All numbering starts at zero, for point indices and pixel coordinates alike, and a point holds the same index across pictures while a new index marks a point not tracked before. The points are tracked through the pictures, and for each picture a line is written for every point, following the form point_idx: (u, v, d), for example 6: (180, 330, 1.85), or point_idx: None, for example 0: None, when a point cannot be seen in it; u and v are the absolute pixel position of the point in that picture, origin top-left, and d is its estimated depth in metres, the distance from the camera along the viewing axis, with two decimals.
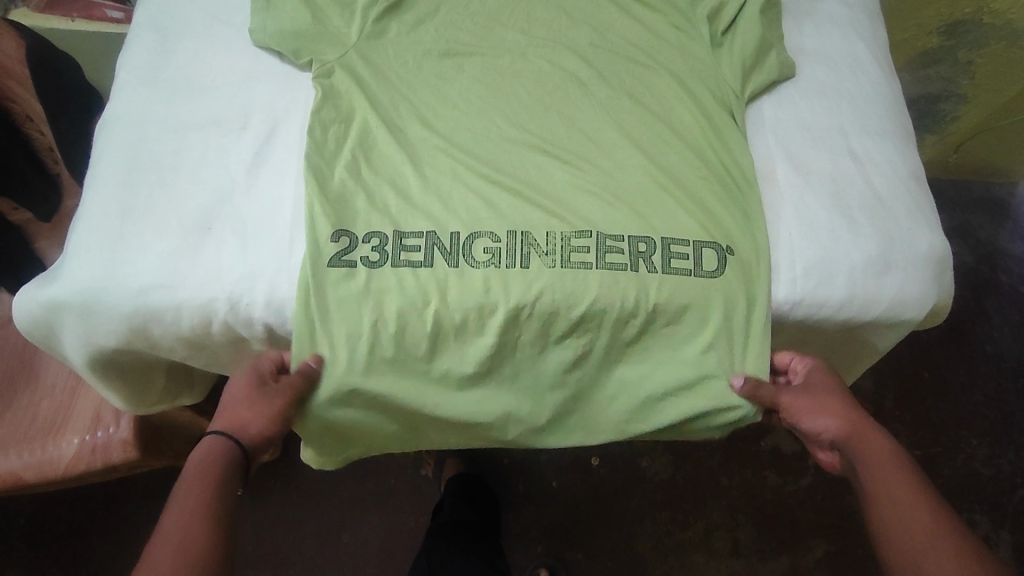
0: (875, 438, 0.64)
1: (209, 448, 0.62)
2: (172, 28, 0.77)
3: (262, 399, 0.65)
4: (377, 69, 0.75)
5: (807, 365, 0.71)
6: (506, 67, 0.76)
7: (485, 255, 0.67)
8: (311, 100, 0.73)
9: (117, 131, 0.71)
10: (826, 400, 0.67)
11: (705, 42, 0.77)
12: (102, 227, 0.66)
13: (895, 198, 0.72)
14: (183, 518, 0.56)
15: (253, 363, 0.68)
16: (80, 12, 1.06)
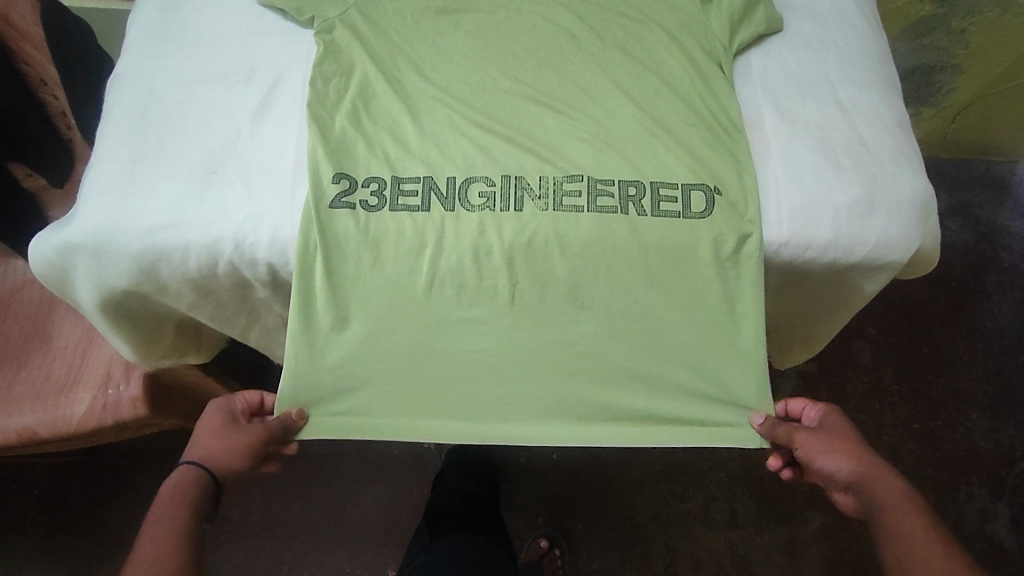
0: (893, 488, 0.64)
1: (177, 480, 0.63)
2: None
3: (234, 431, 0.67)
4: (376, 25, 0.78)
5: (819, 408, 0.72)
6: (502, 23, 0.79)
7: (480, 199, 0.69)
8: (313, 54, 0.76)
9: (128, 83, 0.74)
10: (841, 440, 0.67)
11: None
12: (114, 173, 0.69)
13: (882, 145, 0.73)
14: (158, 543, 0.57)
15: (229, 404, 0.70)
16: None
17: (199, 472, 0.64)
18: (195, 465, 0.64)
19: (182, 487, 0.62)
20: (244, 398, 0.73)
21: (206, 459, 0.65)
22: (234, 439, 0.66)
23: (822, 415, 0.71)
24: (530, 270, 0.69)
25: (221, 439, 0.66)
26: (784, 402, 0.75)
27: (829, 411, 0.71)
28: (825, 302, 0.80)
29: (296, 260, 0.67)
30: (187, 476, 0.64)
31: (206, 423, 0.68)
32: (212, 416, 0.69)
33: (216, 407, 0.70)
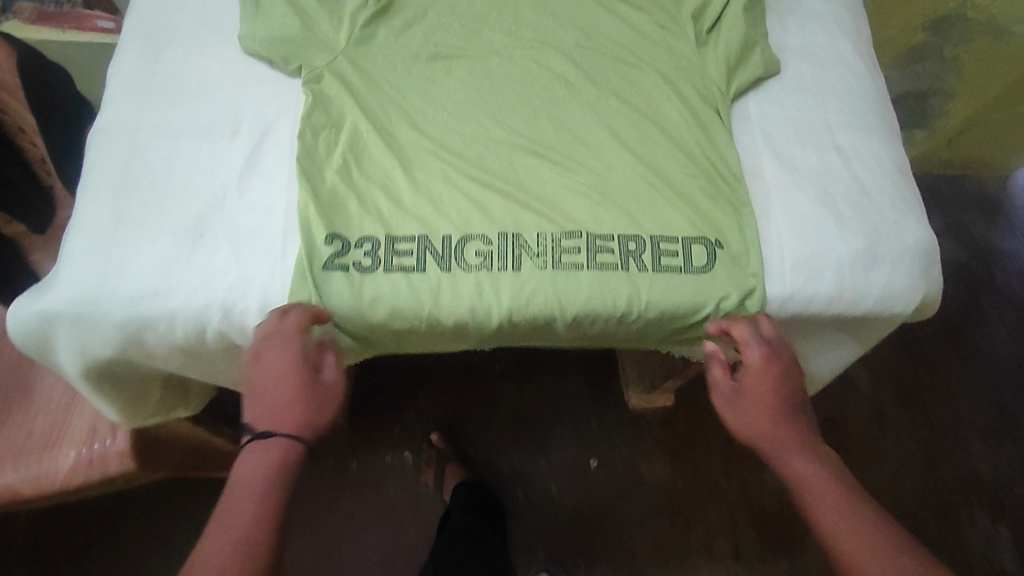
0: (806, 458, 0.60)
1: (261, 451, 0.55)
2: (161, 34, 0.77)
3: (313, 385, 0.60)
4: (366, 74, 0.76)
5: (745, 344, 0.64)
6: (495, 70, 0.77)
7: (477, 258, 0.67)
8: (301, 105, 0.74)
9: (110, 139, 0.71)
10: (736, 417, 0.64)
11: (689, 42, 0.79)
12: (96, 236, 0.66)
13: (882, 193, 0.72)
14: (239, 543, 0.50)
15: (295, 344, 0.60)
16: (70, 24, 1.13)
17: (295, 446, 0.57)
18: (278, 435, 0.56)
19: (269, 467, 0.55)
20: (293, 318, 0.61)
21: (298, 422, 0.57)
22: (321, 408, 0.59)
23: (745, 361, 0.64)
24: (529, 328, 0.68)
25: (301, 403, 0.58)
26: (716, 326, 0.66)
27: (752, 356, 0.64)
28: (795, 375, 0.81)
29: None
30: (275, 448, 0.56)
31: (275, 369, 0.59)
32: (283, 364, 0.59)
33: (286, 338, 0.60)
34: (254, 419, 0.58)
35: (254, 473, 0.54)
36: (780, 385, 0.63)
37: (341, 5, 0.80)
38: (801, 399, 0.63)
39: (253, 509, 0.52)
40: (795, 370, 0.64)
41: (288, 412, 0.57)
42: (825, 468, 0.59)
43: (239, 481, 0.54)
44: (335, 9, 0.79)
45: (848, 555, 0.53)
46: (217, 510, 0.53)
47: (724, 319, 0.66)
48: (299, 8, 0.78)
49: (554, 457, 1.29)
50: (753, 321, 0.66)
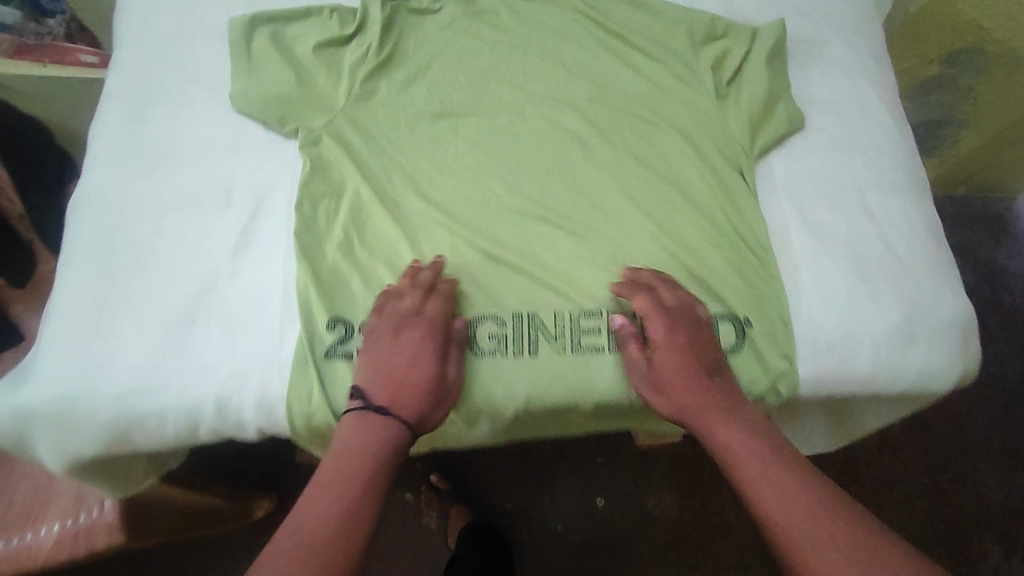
0: (734, 426, 0.57)
1: (371, 424, 0.56)
2: (146, 92, 0.72)
3: (438, 374, 0.59)
4: (367, 134, 0.71)
5: (649, 313, 0.61)
6: (504, 128, 0.73)
7: (490, 341, 0.63)
8: (298, 171, 0.69)
9: (91, 212, 0.66)
10: (656, 398, 0.60)
11: (709, 96, 0.75)
12: (78, 324, 0.61)
13: (916, 260, 0.69)
14: (345, 504, 0.52)
15: (433, 326, 0.60)
16: (52, 57, 1.07)
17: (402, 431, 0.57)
18: (395, 416, 0.57)
19: (383, 442, 0.55)
20: (436, 296, 0.62)
21: (413, 407, 0.58)
22: (435, 401, 0.59)
23: (653, 334, 0.61)
24: (547, 414, 0.64)
25: (419, 390, 0.58)
26: (619, 292, 0.63)
27: (658, 325, 0.61)
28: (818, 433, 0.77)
29: (287, 420, 0.60)
30: (382, 424, 0.56)
31: (408, 350, 0.59)
32: (418, 350, 0.59)
33: (423, 320, 0.60)
34: (370, 389, 0.58)
35: (371, 441, 0.55)
36: (695, 350, 0.60)
37: (340, 59, 0.75)
38: (717, 361, 0.61)
39: (367, 474, 0.53)
40: (706, 331, 0.62)
41: (408, 397, 0.58)
42: (753, 432, 0.57)
43: (351, 443, 0.55)
44: (333, 64, 0.74)
45: (790, 527, 0.51)
46: (329, 467, 0.54)
47: (623, 287, 0.63)
48: (296, 63, 0.74)
49: (558, 492, 1.24)
50: (656, 285, 0.63)
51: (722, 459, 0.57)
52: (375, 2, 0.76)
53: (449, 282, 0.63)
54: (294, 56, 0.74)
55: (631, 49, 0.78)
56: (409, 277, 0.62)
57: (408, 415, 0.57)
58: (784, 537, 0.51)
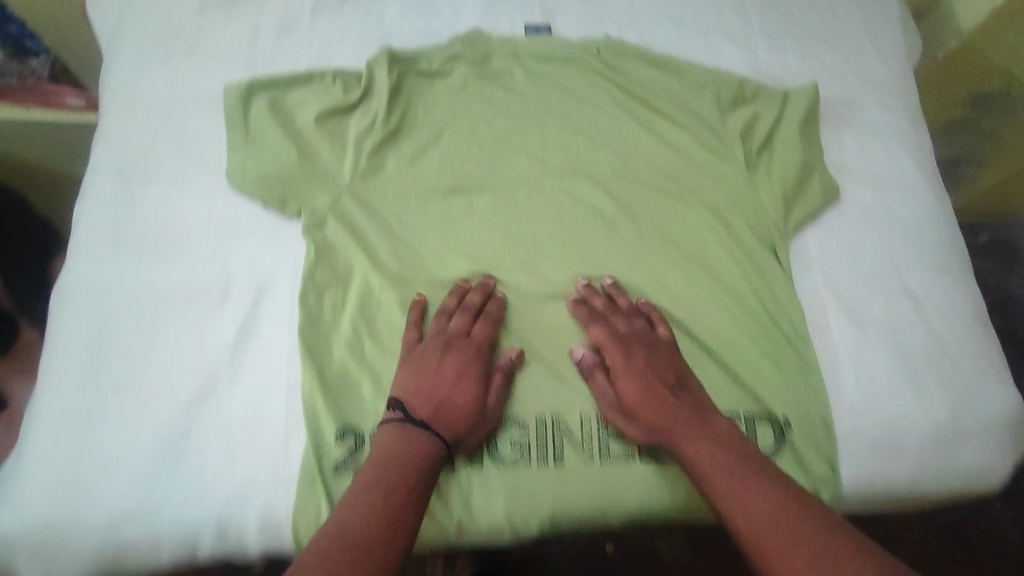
0: (701, 439, 0.55)
1: (407, 435, 0.54)
2: (133, 167, 0.66)
3: (483, 398, 0.58)
4: (376, 214, 0.66)
5: (604, 339, 0.61)
6: (521, 204, 0.68)
7: (512, 451, 0.59)
8: (301, 258, 0.64)
9: (78, 309, 0.62)
10: (622, 423, 0.58)
11: (738, 166, 0.71)
12: (63, 439, 0.57)
13: (961, 349, 0.65)
14: (379, 509, 0.49)
15: (479, 347, 0.60)
16: (36, 99, 0.95)
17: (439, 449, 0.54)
18: (434, 431, 0.55)
19: (426, 453, 0.53)
20: (484, 317, 0.62)
21: (454, 427, 0.56)
22: (474, 425, 0.57)
23: (611, 361, 0.61)
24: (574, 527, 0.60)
25: (460, 411, 0.57)
26: (575, 313, 0.63)
27: (614, 352, 0.61)
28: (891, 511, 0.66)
29: (293, 541, 0.55)
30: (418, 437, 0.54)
31: (453, 369, 0.58)
32: (463, 371, 0.58)
33: (469, 341, 0.60)
34: (409, 401, 0.56)
35: (414, 451, 0.53)
36: (656, 368, 0.59)
37: (346, 129, 0.70)
38: (679, 377, 0.59)
39: (409, 487, 0.51)
40: (666, 349, 0.61)
41: (448, 417, 0.56)
42: (721, 444, 0.55)
43: (395, 450, 0.53)
44: (338, 135, 0.70)
45: (760, 536, 0.49)
46: (370, 473, 0.51)
47: (578, 313, 0.63)
48: (298, 134, 0.69)
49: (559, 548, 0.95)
50: (610, 309, 0.63)
51: (694, 476, 0.55)
52: (382, 67, 0.71)
53: (497, 301, 0.63)
54: (296, 126, 0.69)
55: (654, 114, 0.73)
56: (456, 298, 0.62)
57: (447, 435, 0.55)
58: (758, 549, 0.49)
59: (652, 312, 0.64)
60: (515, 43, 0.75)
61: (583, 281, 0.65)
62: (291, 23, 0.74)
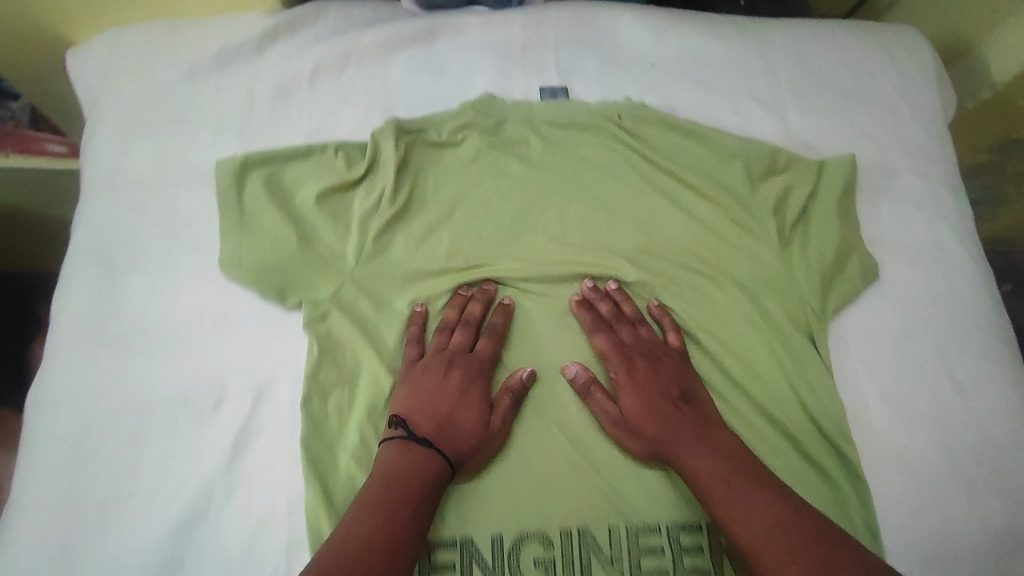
0: (702, 451, 0.55)
1: (407, 454, 0.53)
2: (120, 256, 0.62)
3: (486, 416, 0.57)
4: (384, 303, 0.62)
5: (607, 350, 0.61)
6: (541, 288, 0.64)
7: (536, 569, 0.54)
8: (302, 354, 0.59)
9: (57, 417, 0.57)
10: (622, 434, 0.58)
11: (772, 242, 0.66)
12: (43, 567, 0.52)
13: (1014, 446, 0.61)
14: (375, 529, 0.49)
15: (481, 363, 0.60)
16: (14, 148, 0.88)
17: (440, 468, 0.54)
18: (437, 450, 0.54)
19: (430, 471, 0.53)
20: (488, 331, 0.61)
21: (455, 445, 0.55)
22: (477, 446, 0.56)
23: (613, 372, 0.61)
24: None
25: (462, 429, 0.56)
26: (580, 317, 0.62)
27: (616, 364, 0.61)
28: None
29: None
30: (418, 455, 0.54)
31: (455, 387, 0.58)
32: (466, 389, 0.58)
33: (471, 356, 0.60)
34: (411, 417, 0.56)
35: (418, 468, 0.53)
36: (659, 378, 0.59)
37: (349, 207, 0.65)
38: (682, 390, 0.59)
39: (406, 507, 0.50)
40: (671, 359, 0.61)
41: (452, 437, 0.55)
42: (721, 454, 0.55)
43: (399, 466, 0.53)
44: (341, 215, 0.65)
45: (758, 548, 0.50)
46: (373, 489, 0.51)
47: (584, 321, 0.62)
48: (297, 216, 0.64)
49: None
50: (615, 317, 0.63)
51: (693, 488, 0.55)
52: (387, 138, 0.66)
53: (503, 312, 0.62)
54: (294, 206, 0.64)
55: (679, 186, 0.69)
56: (457, 312, 0.62)
57: (451, 455, 0.55)
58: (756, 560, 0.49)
59: (661, 317, 0.63)
60: (528, 109, 0.69)
61: (588, 285, 0.64)
62: (287, 89, 0.68)
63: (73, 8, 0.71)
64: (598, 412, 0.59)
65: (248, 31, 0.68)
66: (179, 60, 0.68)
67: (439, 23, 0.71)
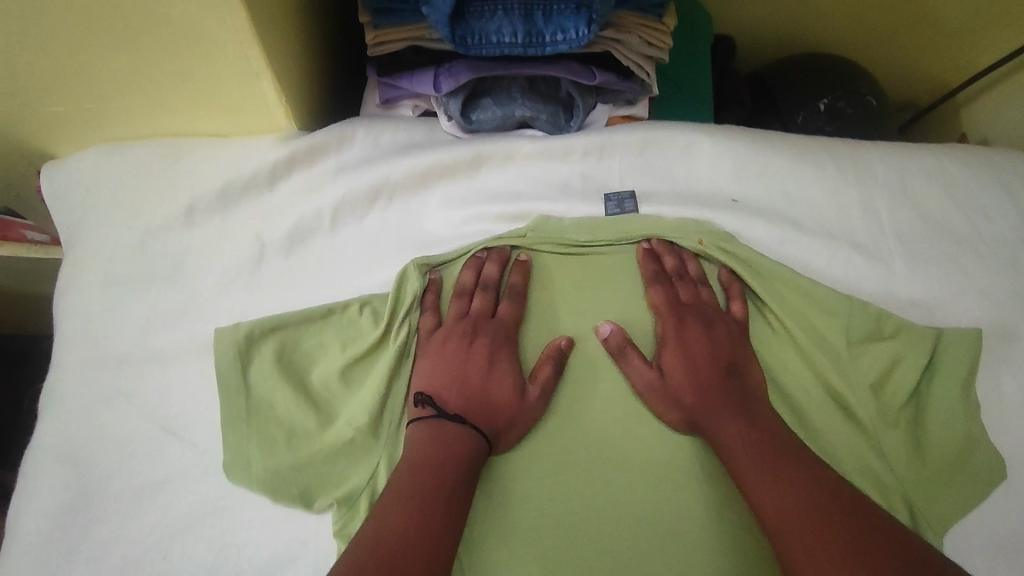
0: (742, 424, 0.48)
1: (437, 431, 0.47)
2: (104, 452, 0.51)
3: (518, 386, 0.50)
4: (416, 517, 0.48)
5: (661, 305, 0.54)
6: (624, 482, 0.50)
7: None
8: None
9: None
10: (661, 399, 0.50)
11: (891, 426, 0.54)
12: None
13: None
14: (410, 498, 0.42)
15: (508, 324, 0.53)
16: None
17: (476, 441, 0.47)
18: (471, 426, 0.48)
19: (466, 450, 0.46)
20: (512, 291, 0.54)
21: (486, 420, 0.49)
22: (511, 419, 0.49)
23: (660, 330, 0.54)
24: None
25: (493, 401, 0.50)
26: (643, 262, 0.56)
27: (667, 321, 0.53)
28: None
29: None
30: (448, 433, 0.47)
31: (483, 357, 0.51)
32: (495, 360, 0.51)
33: (496, 320, 0.53)
34: (438, 391, 0.50)
35: (454, 447, 0.46)
36: (711, 343, 0.52)
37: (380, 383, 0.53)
38: (736, 360, 0.52)
39: (445, 487, 0.44)
40: (727, 327, 0.54)
41: (484, 411, 0.49)
42: (767, 431, 0.47)
43: (431, 445, 0.46)
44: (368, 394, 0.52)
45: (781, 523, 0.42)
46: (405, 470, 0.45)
47: (645, 269, 0.56)
48: (316, 397, 0.52)
49: None
50: (677, 273, 0.56)
51: (723, 458, 0.47)
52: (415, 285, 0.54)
53: (521, 273, 0.55)
54: (313, 386, 0.53)
55: (773, 349, 0.56)
56: (474, 273, 0.55)
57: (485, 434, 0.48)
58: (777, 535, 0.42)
59: (730, 283, 0.57)
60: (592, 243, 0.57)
61: (656, 239, 0.58)
62: (305, 233, 0.57)
63: (46, 128, 0.59)
64: (636, 375, 0.51)
65: (257, 163, 0.57)
66: (176, 197, 0.57)
67: (486, 149, 0.59)
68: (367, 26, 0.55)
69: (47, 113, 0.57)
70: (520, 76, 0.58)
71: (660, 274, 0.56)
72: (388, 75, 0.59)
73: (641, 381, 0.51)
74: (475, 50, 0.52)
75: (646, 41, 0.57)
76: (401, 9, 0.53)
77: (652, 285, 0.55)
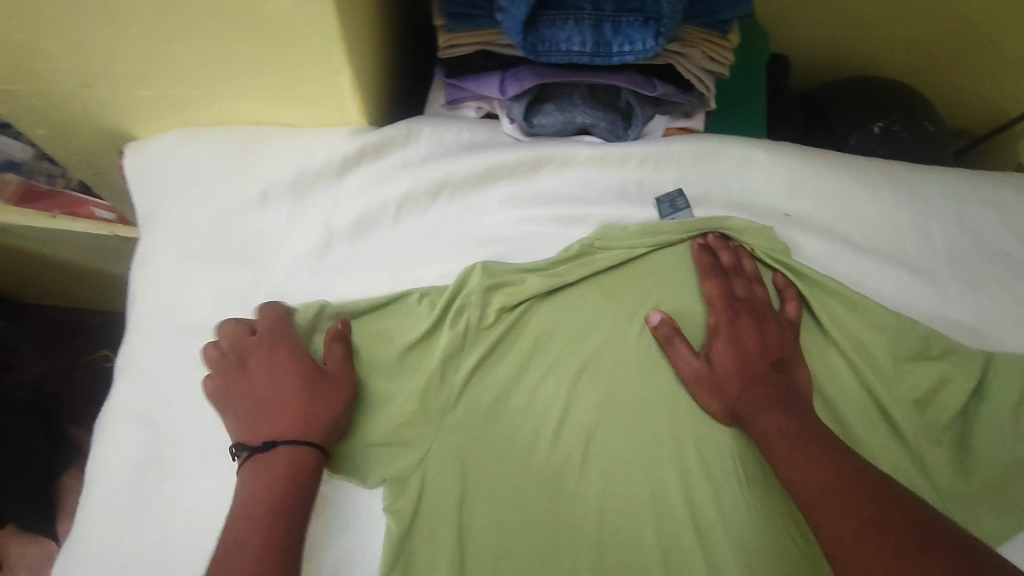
0: (780, 413, 0.49)
1: (263, 461, 0.48)
2: (173, 415, 0.55)
3: (314, 379, 0.51)
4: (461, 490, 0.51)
5: (716, 297, 0.56)
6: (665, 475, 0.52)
7: None
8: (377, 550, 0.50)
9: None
10: (705, 386, 0.53)
11: (936, 442, 0.54)
12: None
13: None
14: (234, 539, 0.44)
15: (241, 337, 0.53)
16: (61, 208, 0.82)
17: (296, 447, 0.48)
18: (294, 440, 0.48)
19: (287, 468, 0.47)
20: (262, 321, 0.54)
21: (297, 423, 0.49)
22: (322, 408, 0.50)
23: (712, 322, 0.56)
24: None
25: (298, 403, 0.50)
26: (698, 254, 0.58)
27: (719, 313, 0.55)
28: None
29: None
30: (269, 458, 0.48)
31: (267, 376, 0.51)
32: (282, 371, 0.51)
33: (253, 341, 0.53)
34: (255, 437, 0.49)
35: (274, 476, 0.47)
36: (759, 340, 0.54)
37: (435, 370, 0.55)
38: (782, 358, 0.54)
39: (266, 519, 0.45)
40: (778, 326, 0.56)
41: (299, 419, 0.49)
42: (806, 420, 0.49)
43: (276, 463, 0.47)
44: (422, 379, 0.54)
45: (811, 497, 0.43)
46: (276, 490, 0.46)
47: (701, 262, 0.58)
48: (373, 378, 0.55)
49: None
50: (734, 268, 0.58)
51: (760, 442, 0.49)
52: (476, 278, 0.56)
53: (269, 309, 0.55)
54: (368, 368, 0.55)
55: (821, 360, 0.57)
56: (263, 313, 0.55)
57: (315, 434, 0.49)
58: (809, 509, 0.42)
59: (785, 287, 0.58)
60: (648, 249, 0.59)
61: (712, 235, 0.59)
62: (369, 222, 0.60)
63: (134, 111, 0.63)
64: (682, 362, 0.54)
65: (329, 154, 0.60)
66: (251, 181, 0.60)
67: (546, 152, 0.61)
68: (441, 29, 0.57)
69: (136, 97, 0.61)
70: (583, 84, 0.60)
71: (717, 268, 0.57)
72: (455, 77, 0.62)
73: (688, 369, 0.54)
74: (544, 57, 0.54)
75: (708, 57, 0.58)
76: (475, 14, 0.55)
77: (707, 277, 0.57)
